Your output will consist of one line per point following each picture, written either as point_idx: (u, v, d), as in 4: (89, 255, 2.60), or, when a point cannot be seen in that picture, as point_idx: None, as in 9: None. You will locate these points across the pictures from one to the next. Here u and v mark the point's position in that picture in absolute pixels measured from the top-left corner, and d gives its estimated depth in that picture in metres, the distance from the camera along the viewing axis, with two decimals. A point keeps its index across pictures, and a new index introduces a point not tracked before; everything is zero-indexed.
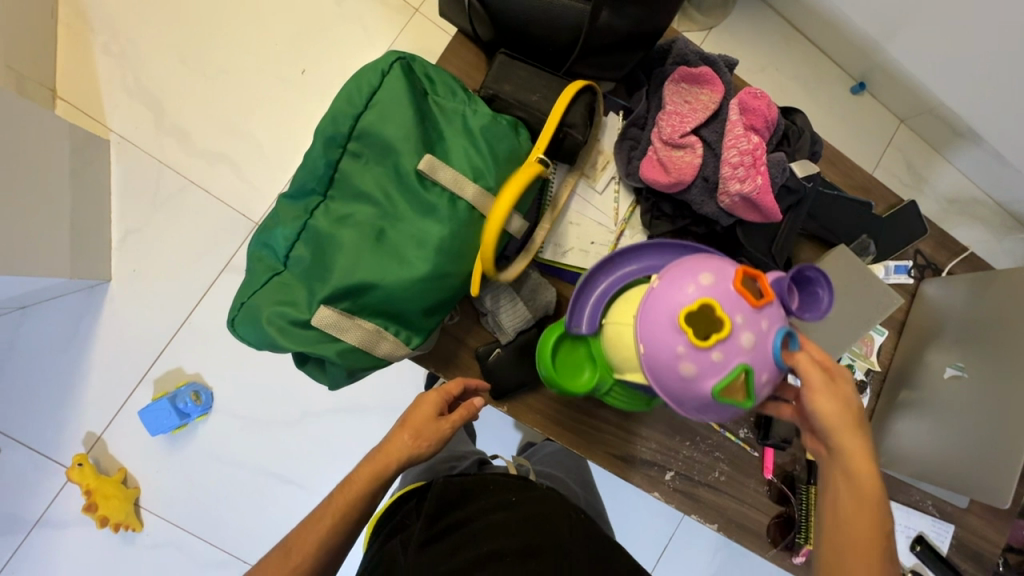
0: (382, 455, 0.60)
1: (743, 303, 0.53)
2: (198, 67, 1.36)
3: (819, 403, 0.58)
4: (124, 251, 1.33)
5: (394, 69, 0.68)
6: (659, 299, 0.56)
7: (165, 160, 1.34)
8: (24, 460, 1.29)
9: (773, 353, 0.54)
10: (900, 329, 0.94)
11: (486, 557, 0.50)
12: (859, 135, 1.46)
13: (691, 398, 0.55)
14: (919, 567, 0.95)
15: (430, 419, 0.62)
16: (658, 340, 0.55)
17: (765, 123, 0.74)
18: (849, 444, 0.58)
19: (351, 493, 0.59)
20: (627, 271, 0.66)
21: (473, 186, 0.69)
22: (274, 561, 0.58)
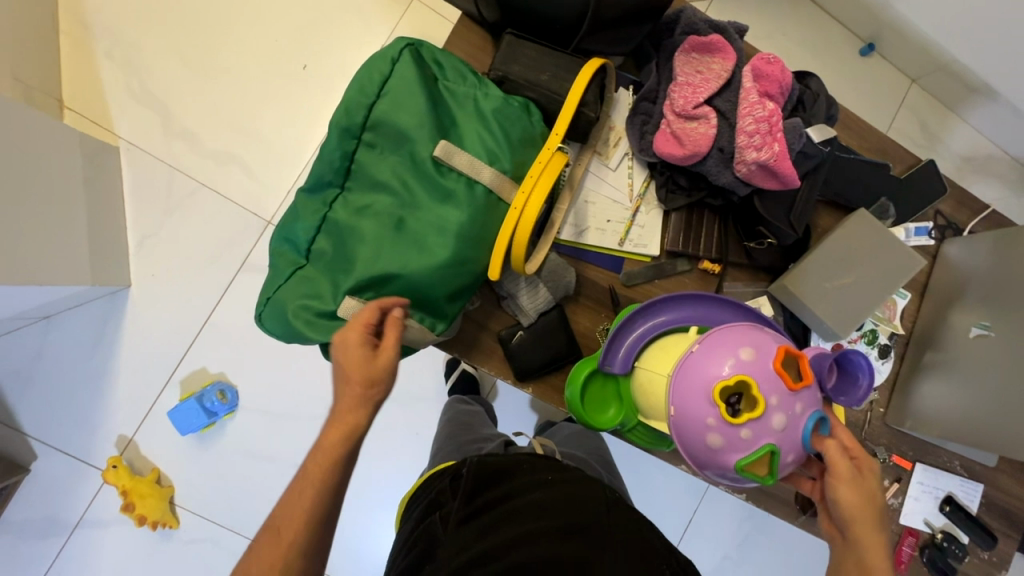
0: (342, 414, 0.58)
1: (780, 385, 0.54)
2: (200, 68, 1.36)
3: (841, 491, 0.59)
4: (142, 256, 1.35)
5: (404, 56, 0.68)
6: (695, 367, 0.57)
7: (175, 164, 1.36)
8: (61, 465, 1.32)
9: (802, 436, 0.55)
10: (922, 291, 0.93)
11: (531, 533, 0.51)
12: (870, 97, 1.43)
13: (714, 466, 0.57)
14: (950, 527, 0.91)
15: (367, 362, 0.57)
16: (690, 407, 0.56)
17: (780, 89, 0.72)
18: (866, 535, 0.58)
19: (325, 457, 0.57)
20: (662, 321, 0.68)
21: (489, 170, 0.69)
22: (263, 546, 0.55)
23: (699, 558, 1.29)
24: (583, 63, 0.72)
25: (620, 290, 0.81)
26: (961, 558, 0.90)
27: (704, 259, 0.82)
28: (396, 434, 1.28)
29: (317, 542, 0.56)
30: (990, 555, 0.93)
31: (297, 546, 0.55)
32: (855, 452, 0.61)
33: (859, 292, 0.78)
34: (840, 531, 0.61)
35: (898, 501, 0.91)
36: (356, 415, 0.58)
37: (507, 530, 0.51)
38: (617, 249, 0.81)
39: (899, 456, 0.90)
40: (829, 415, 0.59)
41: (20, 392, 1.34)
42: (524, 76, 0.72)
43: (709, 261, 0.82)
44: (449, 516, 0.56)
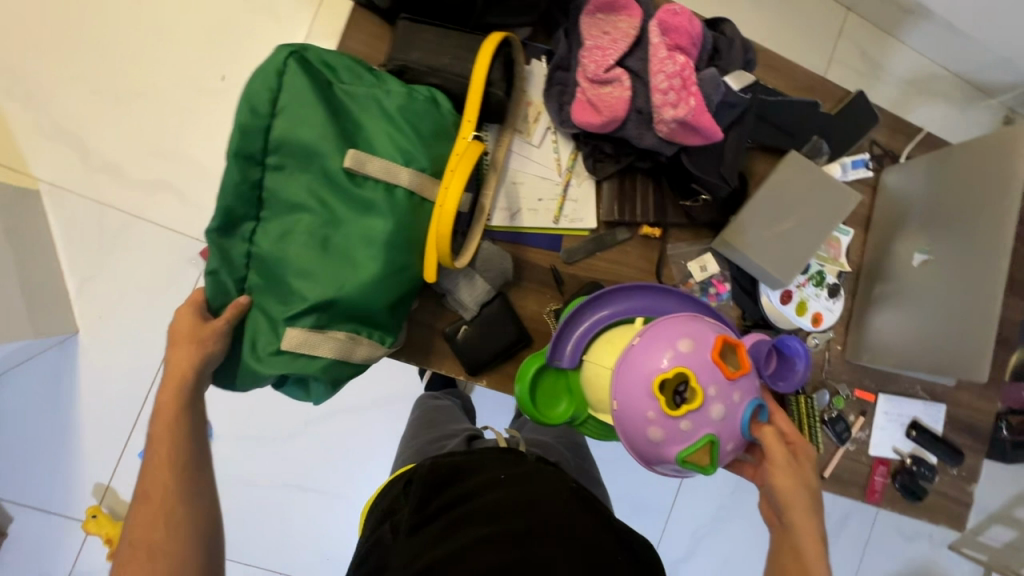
0: (169, 371, 0.62)
1: (718, 375, 0.52)
2: (110, 94, 1.29)
3: (777, 477, 0.59)
4: (86, 300, 1.30)
5: (290, 66, 0.64)
6: (636, 360, 0.54)
7: (104, 199, 1.30)
8: (39, 523, 1.29)
9: (741, 425, 0.53)
10: (867, 225, 0.92)
11: (481, 538, 0.48)
12: (809, 30, 1.40)
13: (657, 460, 0.54)
14: (919, 451, 0.94)
15: (193, 324, 0.63)
16: (630, 401, 0.53)
17: (690, 40, 0.70)
18: (799, 520, 0.59)
19: (164, 417, 0.61)
20: (609, 312, 0.64)
21: (407, 171, 0.66)
22: (136, 512, 0.57)
23: (694, 511, 1.33)
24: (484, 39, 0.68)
25: (562, 268, 0.80)
26: (931, 479, 0.93)
27: (644, 225, 0.81)
28: (378, 440, 1.27)
29: (192, 495, 0.59)
30: (960, 471, 0.96)
31: (167, 502, 0.57)
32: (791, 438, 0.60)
33: (802, 236, 0.77)
34: (777, 518, 0.61)
35: (866, 434, 0.92)
36: (186, 368, 0.62)
37: (455, 537, 0.48)
38: (553, 228, 0.79)
39: (862, 390, 0.92)
40: (764, 399, 0.57)
41: None
42: (425, 62, 0.68)
43: (649, 226, 0.81)
44: (400, 526, 0.53)
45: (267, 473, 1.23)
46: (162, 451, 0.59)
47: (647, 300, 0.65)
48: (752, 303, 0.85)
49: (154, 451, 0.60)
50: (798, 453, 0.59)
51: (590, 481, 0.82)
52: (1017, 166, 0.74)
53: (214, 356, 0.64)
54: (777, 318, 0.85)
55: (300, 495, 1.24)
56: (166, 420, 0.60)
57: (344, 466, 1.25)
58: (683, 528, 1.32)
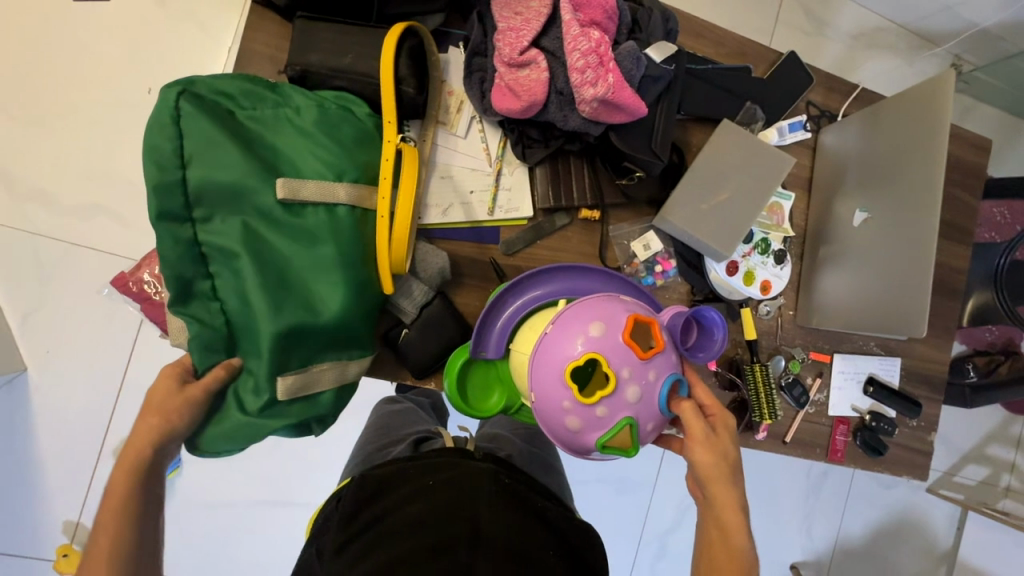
0: (128, 447, 0.54)
1: (630, 356, 0.49)
2: (28, 118, 1.22)
3: (695, 454, 0.54)
4: (31, 335, 1.25)
5: (178, 105, 0.56)
6: (549, 349, 0.51)
7: (37, 229, 1.24)
8: (10, 568, 1.26)
9: (660, 403, 0.50)
10: (808, 188, 0.92)
11: (399, 558, 0.47)
12: None
13: (580, 449, 0.51)
14: (877, 406, 0.95)
15: (166, 397, 0.56)
16: (545, 392, 0.51)
17: (604, 14, 0.67)
18: (722, 495, 0.54)
19: (109, 509, 0.52)
20: (535, 296, 0.63)
21: (344, 187, 0.62)
22: None
23: (674, 485, 1.33)
24: (388, 32, 0.65)
25: (501, 260, 0.77)
26: (891, 433, 0.94)
27: (583, 209, 0.79)
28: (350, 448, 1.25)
29: None
30: (919, 421, 0.98)
31: None
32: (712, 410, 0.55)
33: (739, 203, 0.76)
34: (699, 492, 0.56)
35: (823, 395, 0.93)
36: (140, 450, 0.54)
37: (373, 558, 0.48)
38: (489, 220, 0.76)
39: (817, 352, 0.92)
40: (685, 373, 0.54)
41: None
42: (326, 63, 0.65)
43: (588, 209, 0.79)
44: (325, 548, 0.53)
45: (239, 495, 1.20)
46: (104, 546, 0.51)
47: (575, 282, 0.64)
48: (700, 277, 0.84)
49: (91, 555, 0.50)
50: (716, 426, 0.53)
51: (547, 472, 0.81)
52: (942, 112, 0.72)
53: (179, 433, 0.56)
54: (726, 290, 0.84)
55: (276, 512, 1.22)
56: (112, 514, 0.52)
57: (318, 479, 1.23)
58: (665, 503, 1.33)
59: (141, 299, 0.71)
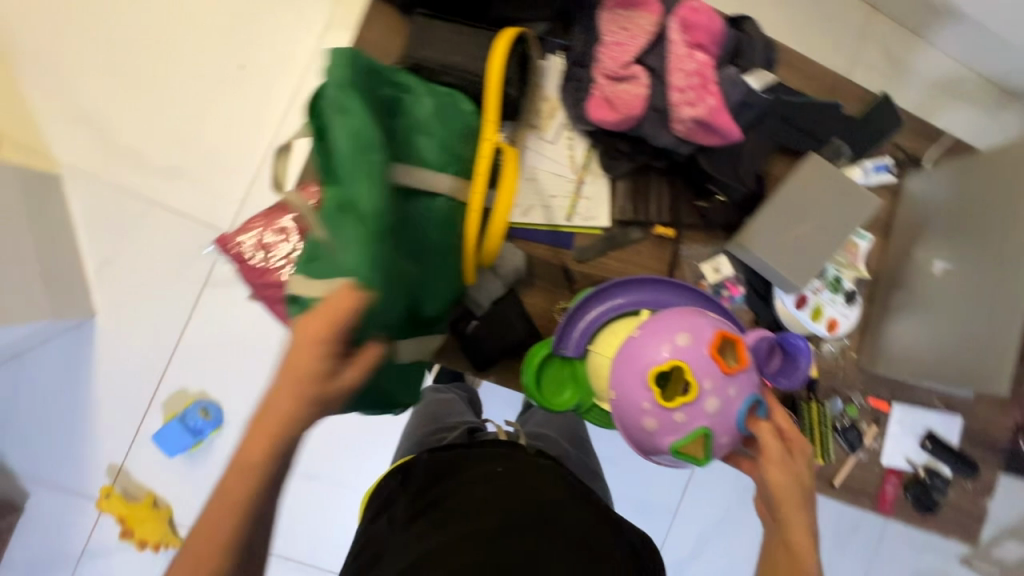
0: (266, 427, 0.49)
1: (714, 368, 0.49)
2: (132, 82, 1.31)
3: (770, 473, 0.55)
4: (105, 283, 1.32)
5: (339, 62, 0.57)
6: (633, 351, 0.52)
7: (125, 186, 1.32)
8: (56, 501, 1.33)
9: (738, 419, 0.51)
10: (885, 232, 0.89)
11: (471, 531, 0.49)
12: (835, 27, 1.36)
13: (651, 452, 0.52)
14: (932, 462, 0.92)
15: (322, 384, 0.48)
16: (625, 391, 0.52)
17: (710, 38, 0.69)
18: (794, 517, 0.53)
19: (238, 482, 0.49)
20: (617, 303, 0.64)
21: (446, 178, 0.64)
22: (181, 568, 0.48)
23: (699, 515, 1.31)
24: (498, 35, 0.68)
25: (573, 266, 0.78)
26: (943, 491, 0.91)
27: (658, 225, 0.80)
28: None
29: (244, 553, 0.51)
30: (974, 484, 0.94)
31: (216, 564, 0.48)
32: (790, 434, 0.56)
33: (817, 240, 0.76)
34: (769, 514, 0.56)
35: (878, 443, 0.91)
36: (284, 439, 0.49)
37: (447, 531, 0.49)
38: (565, 225, 0.78)
39: (877, 400, 0.90)
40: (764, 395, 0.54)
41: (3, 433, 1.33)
42: (438, 60, 0.68)
43: (663, 226, 0.80)
44: (395, 518, 0.54)
45: None
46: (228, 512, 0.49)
47: (659, 295, 0.65)
48: (765, 307, 0.84)
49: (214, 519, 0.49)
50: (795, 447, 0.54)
51: (592, 478, 0.81)
52: None
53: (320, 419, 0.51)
54: (789, 323, 0.83)
55: None
56: (240, 492, 0.49)
57: None
58: (688, 532, 1.31)
59: (235, 260, 0.71)
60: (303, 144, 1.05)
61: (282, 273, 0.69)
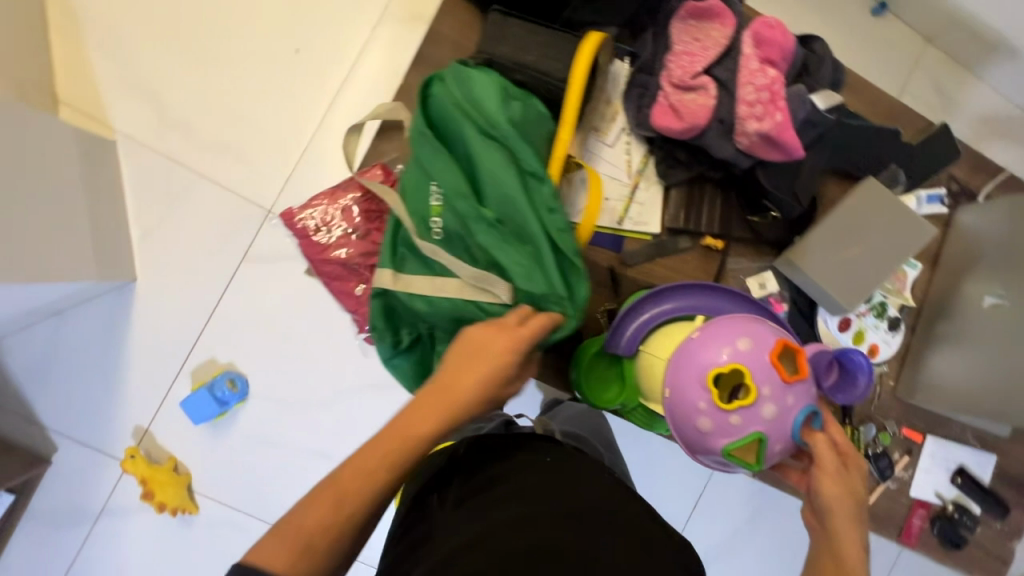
0: (437, 401, 0.54)
1: (773, 376, 0.53)
2: (192, 57, 1.35)
3: (824, 484, 0.57)
4: (146, 250, 1.35)
5: (449, 83, 0.65)
6: (693, 353, 0.56)
7: (174, 156, 1.34)
8: (83, 456, 1.36)
9: (792, 428, 0.54)
10: (934, 261, 0.89)
11: (516, 517, 0.53)
12: (892, 53, 1.34)
13: (704, 451, 0.56)
14: (962, 499, 0.90)
15: (503, 379, 0.56)
16: (684, 391, 0.56)
17: (782, 54, 0.70)
18: (843, 528, 0.54)
19: (406, 434, 0.51)
20: (673, 307, 0.66)
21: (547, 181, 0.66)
22: (318, 501, 0.47)
23: (710, 535, 1.29)
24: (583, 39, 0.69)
25: (619, 270, 0.79)
26: (971, 528, 0.90)
27: (707, 236, 0.80)
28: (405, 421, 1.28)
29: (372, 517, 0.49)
30: (1003, 525, 0.93)
31: (351, 512, 0.47)
32: (844, 449, 0.58)
33: (871, 265, 0.76)
34: (818, 522, 0.57)
35: (908, 473, 0.90)
36: (464, 415, 0.54)
37: (504, 509, 0.54)
38: (617, 228, 0.79)
39: (910, 430, 0.89)
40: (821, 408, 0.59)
41: (38, 386, 1.37)
42: (512, 57, 0.71)
43: (712, 237, 0.80)
44: (445, 499, 0.58)
45: None
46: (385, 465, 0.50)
47: (716, 301, 0.66)
48: (807, 327, 0.83)
49: (365, 463, 0.49)
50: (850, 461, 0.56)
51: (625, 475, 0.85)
52: None
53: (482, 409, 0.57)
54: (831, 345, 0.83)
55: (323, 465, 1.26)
56: (406, 448, 0.51)
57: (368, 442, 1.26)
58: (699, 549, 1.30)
59: (300, 234, 0.79)
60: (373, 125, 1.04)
61: (336, 252, 0.77)
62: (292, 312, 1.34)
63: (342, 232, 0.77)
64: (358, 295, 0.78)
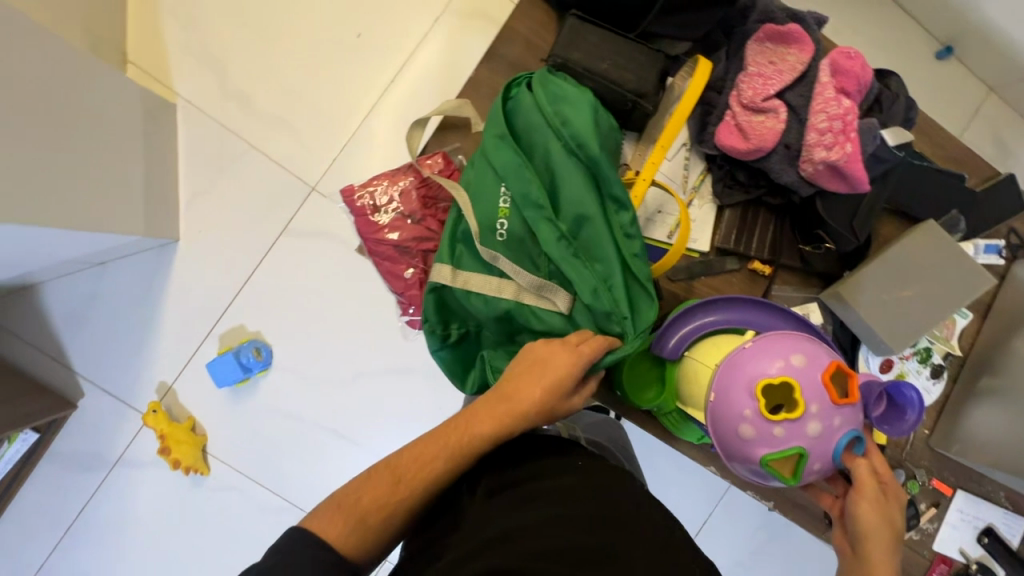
0: (500, 408, 0.57)
1: (823, 395, 0.56)
2: (257, 31, 1.38)
3: (861, 508, 0.58)
4: (191, 212, 1.38)
5: (536, 92, 0.67)
6: (745, 361, 0.59)
7: (228, 125, 1.37)
8: (107, 405, 1.40)
9: (833, 448, 0.57)
10: (985, 312, 0.88)
11: (553, 514, 0.54)
12: (959, 98, 1.30)
13: (742, 458, 0.59)
14: (987, 560, 0.87)
15: (564, 397, 0.59)
16: (730, 397, 0.59)
17: (858, 86, 0.69)
18: (876, 553, 0.56)
19: (464, 437, 0.55)
20: (725, 318, 0.68)
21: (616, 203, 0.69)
22: (379, 483, 0.52)
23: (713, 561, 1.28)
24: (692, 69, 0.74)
25: (663, 283, 0.78)
26: None
27: (754, 260, 0.79)
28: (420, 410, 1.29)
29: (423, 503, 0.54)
30: None
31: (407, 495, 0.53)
32: (885, 477, 0.60)
33: (924, 305, 0.74)
34: (850, 545, 0.59)
35: (933, 526, 0.87)
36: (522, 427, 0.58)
37: (537, 509, 0.55)
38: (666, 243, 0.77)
39: (940, 481, 0.87)
40: (864, 434, 0.59)
41: (74, 332, 1.42)
42: (584, 64, 0.71)
43: (760, 262, 0.79)
44: (475, 489, 0.60)
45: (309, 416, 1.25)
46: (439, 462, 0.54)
47: (766, 318, 0.69)
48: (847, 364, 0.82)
49: (422, 453, 0.54)
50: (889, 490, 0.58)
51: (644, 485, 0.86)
52: None
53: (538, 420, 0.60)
54: None
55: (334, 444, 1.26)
56: (463, 448, 0.55)
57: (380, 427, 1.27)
58: None
59: (357, 211, 0.81)
60: (434, 119, 1.08)
61: (388, 233, 0.80)
62: (323, 290, 1.36)
63: (396, 214, 0.81)
64: (407, 278, 0.81)
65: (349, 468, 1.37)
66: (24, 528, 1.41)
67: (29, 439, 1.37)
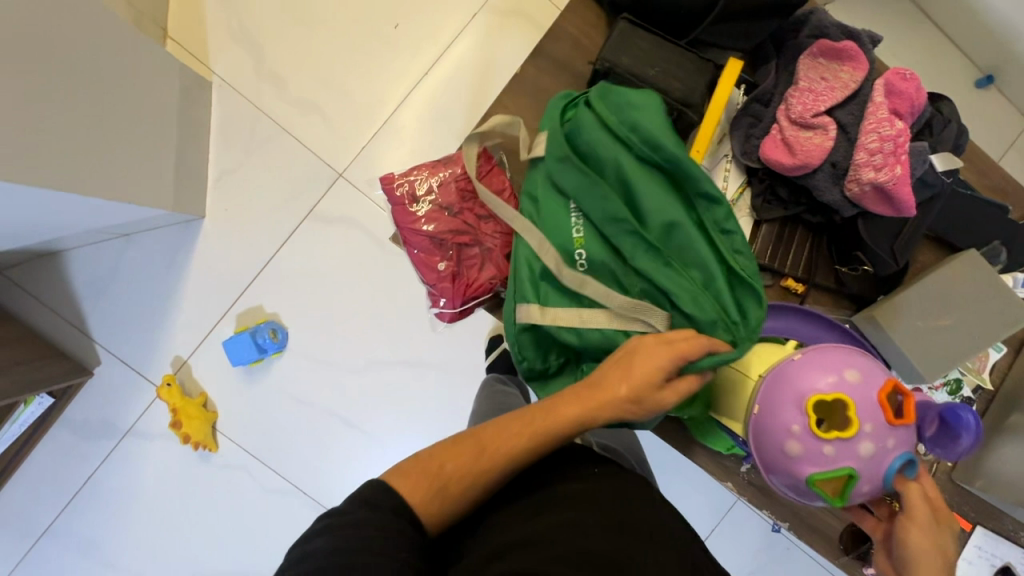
0: (586, 402, 0.56)
1: (878, 415, 0.55)
2: (297, 14, 1.39)
3: (914, 539, 0.58)
4: (219, 190, 1.39)
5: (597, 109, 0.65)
6: (795, 375, 0.59)
7: (261, 106, 1.38)
8: (122, 375, 1.41)
9: (885, 471, 0.56)
10: (1018, 347, 0.86)
11: (566, 524, 0.53)
12: (998, 128, 1.27)
13: (785, 474, 0.59)
14: None
15: (649, 392, 0.55)
16: (778, 411, 0.59)
17: (911, 108, 0.68)
18: None
19: (552, 419, 0.55)
20: (769, 328, 0.70)
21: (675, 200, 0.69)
22: (462, 445, 0.54)
23: None
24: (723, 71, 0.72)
25: None
26: None
27: (788, 277, 0.78)
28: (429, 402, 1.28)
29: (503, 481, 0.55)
30: None
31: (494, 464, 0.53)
32: (938, 505, 0.59)
33: (963, 334, 0.73)
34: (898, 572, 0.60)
35: None
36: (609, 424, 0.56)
37: (546, 517, 0.54)
38: None
39: (960, 516, 0.84)
40: (917, 458, 0.57)
41: (96, 300, 1.43)
42: (633, 69, 0.71)
43: (794, 280, 0.77)
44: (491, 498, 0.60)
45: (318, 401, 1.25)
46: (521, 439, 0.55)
47: (814, 332, 0.70)
48: None
49: (510, 424, 0.55)
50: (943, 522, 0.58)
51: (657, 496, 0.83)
52: None
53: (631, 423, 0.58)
54: None
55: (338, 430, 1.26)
56: (545, 428, 0.55)
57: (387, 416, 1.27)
58: None
59: (397, 202, 0.81)
60: None
61: (425, 225, 0.80)
62: (341, 276, 1.36)
63: (433, 206, 0.81)
64: (439, 270, 0.81)
65: (354, 456, 1.37)
66: (34, 490, 1.43)
67: (44, 403, 1.38)
